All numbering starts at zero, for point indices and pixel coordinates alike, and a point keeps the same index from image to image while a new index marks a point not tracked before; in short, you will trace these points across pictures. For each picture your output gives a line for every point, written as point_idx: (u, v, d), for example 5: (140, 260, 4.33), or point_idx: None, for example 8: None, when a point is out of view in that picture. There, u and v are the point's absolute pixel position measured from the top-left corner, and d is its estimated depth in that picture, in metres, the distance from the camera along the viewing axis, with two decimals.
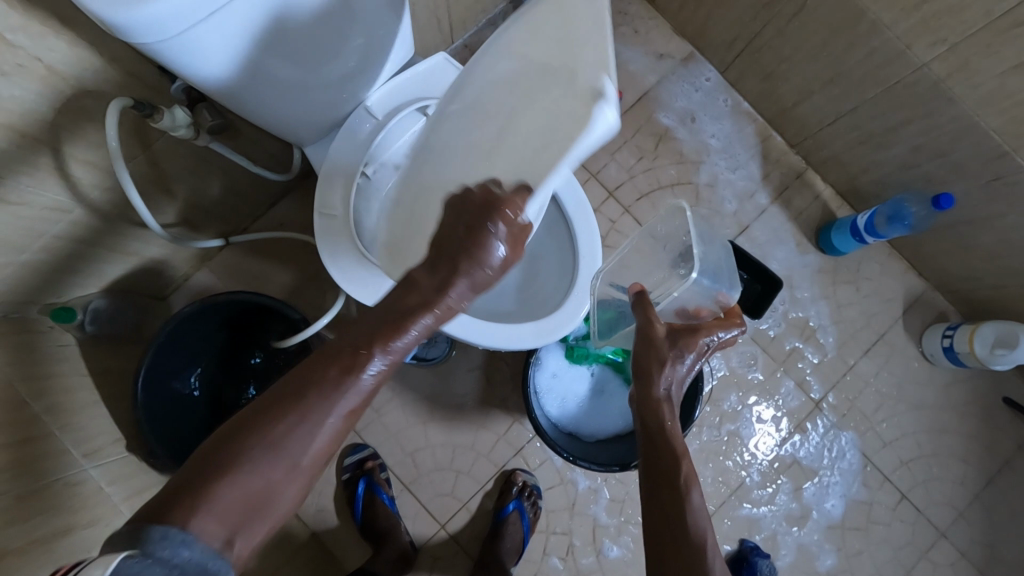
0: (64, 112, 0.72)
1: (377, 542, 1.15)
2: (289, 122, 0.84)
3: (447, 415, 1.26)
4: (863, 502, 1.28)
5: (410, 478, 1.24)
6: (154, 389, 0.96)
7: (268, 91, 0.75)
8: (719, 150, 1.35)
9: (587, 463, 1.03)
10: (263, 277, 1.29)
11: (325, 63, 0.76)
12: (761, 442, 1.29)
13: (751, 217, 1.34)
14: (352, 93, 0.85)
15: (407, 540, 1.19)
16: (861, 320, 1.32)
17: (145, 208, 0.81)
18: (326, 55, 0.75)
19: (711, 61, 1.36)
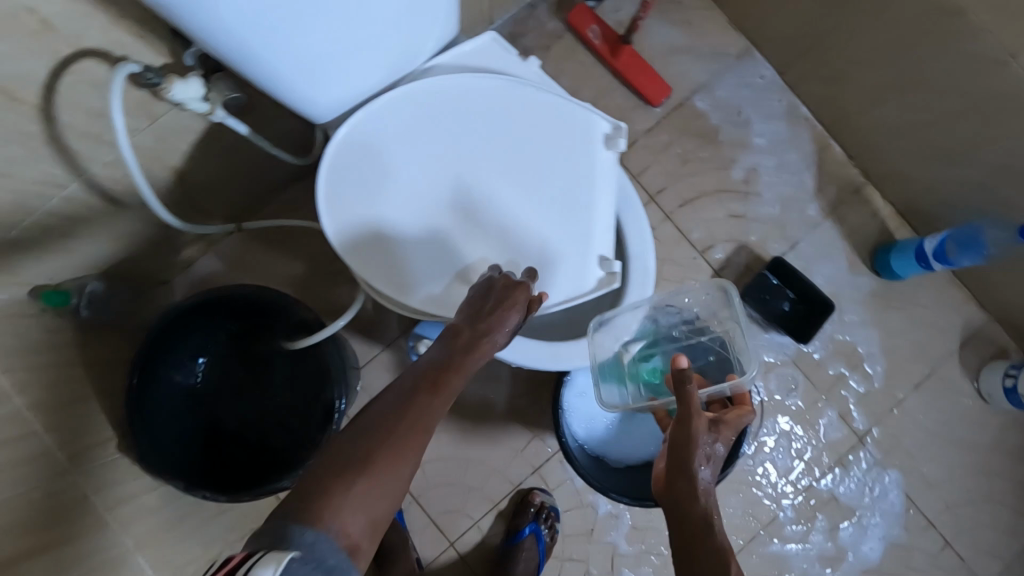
0: (62, 75, 0.63)
1: (382, 558, 1.08)
2: (319, 109, 0.74)
3: (462, 426, 1.17)
4: (902, 546, 1.19)
5: (419, 491, 1.16)
6: (149, 385, 0.87)
7: (299, 67, 0.66)
8: (771, 157, 1.25)
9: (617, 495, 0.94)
10: (273, 266, 1.20)
11: (365, 35, 0.67)
12: (797, 475, 1.20)
13: (802, 232, 1.24)
14: (392, 70, 0.75)
15: (417, 562, 1.11)
16: (913, 351, 1.22)
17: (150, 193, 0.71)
18: (366, 26, 0.66)
19: (770, 60, 1.25)
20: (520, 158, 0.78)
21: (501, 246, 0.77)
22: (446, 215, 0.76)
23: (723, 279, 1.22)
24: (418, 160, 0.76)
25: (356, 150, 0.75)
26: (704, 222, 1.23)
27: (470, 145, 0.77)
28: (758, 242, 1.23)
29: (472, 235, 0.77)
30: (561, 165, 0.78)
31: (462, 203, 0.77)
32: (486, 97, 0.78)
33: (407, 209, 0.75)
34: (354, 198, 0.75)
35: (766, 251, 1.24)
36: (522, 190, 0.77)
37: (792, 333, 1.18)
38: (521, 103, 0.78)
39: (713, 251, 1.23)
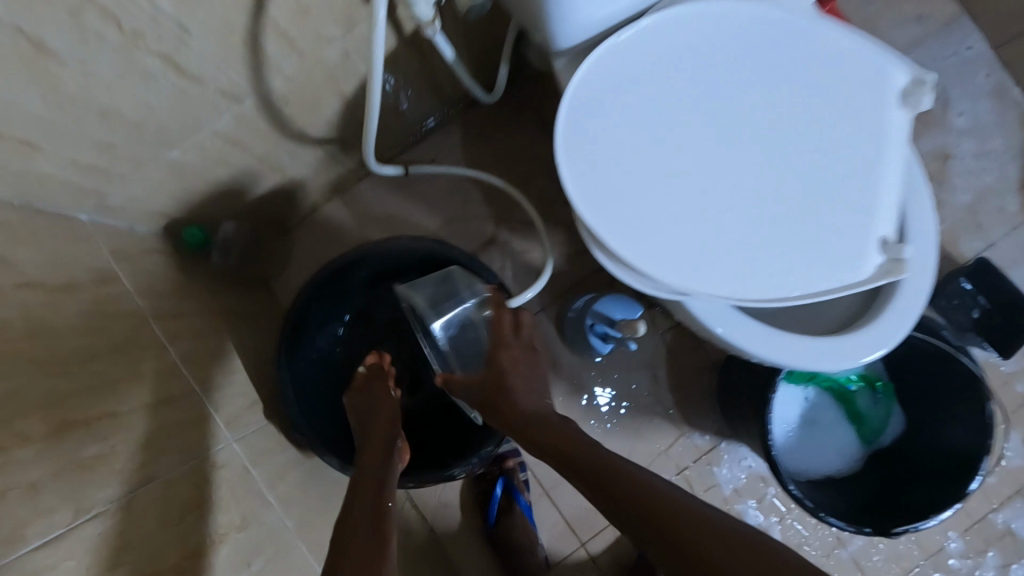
0: None
1: (509, 558, 0.99)
2: (562, 25, 0.62)
3: (602, 416, 1.05)
4: None
5: (551, 484, 1.04)
6: (301, 341, 0.80)
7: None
8: (973, 143, 1.09)
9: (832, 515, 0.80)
10: (405, 220, 1.06)
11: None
12: (971, 503, 1.06)
13: (1002, 231, 1.08)
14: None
15: (543, 559, 1.01)
16: None
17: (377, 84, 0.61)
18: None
19: (982, 31, 1.09)
20: (794, 115, 0.63)
21: (762, 220, 0.63)
22: (694, 173, 0.63)
23: None
24: (675, 104, 0.62)
25: (604, 84, 0.62)
26: None
27: (737, 92, 0.63)
28: (948, 239, 1.09)
29: (728, 202, 0.63)
30: (843, 129, 0.63)
31: (721, 163, 0.63)
32: (761, 36, 0.63)
33: (656, 163, 0.62)
34: (597, 144, 0.62)
35: (957, 250, 1.09)
36: (793, 154, 0.63)
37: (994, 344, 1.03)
38: (803, 47, 0.63)
39: None
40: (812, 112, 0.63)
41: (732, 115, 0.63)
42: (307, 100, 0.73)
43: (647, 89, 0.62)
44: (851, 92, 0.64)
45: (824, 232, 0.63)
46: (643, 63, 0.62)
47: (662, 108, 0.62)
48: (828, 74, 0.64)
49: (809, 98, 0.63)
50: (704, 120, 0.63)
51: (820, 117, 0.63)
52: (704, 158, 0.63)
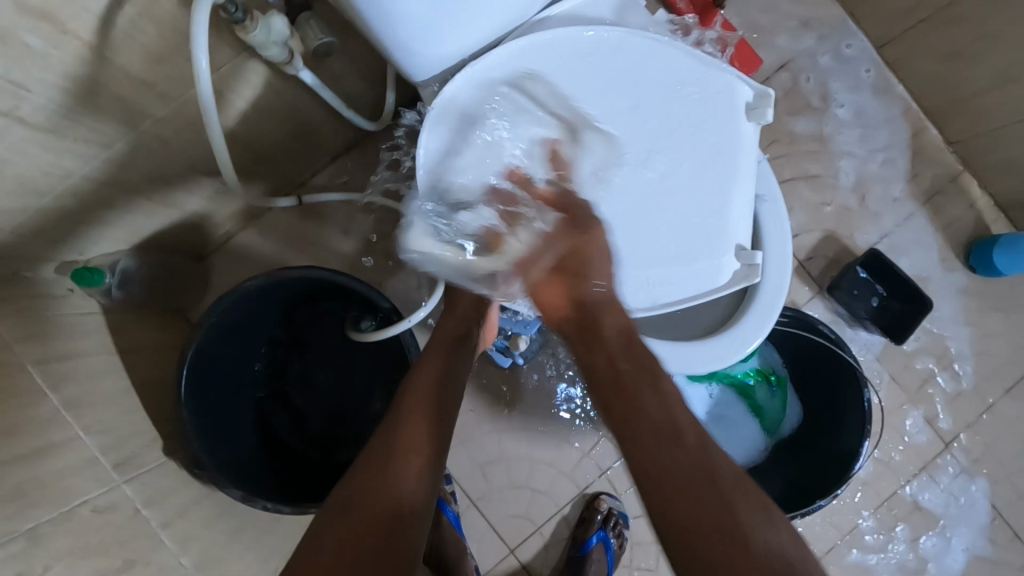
0: (124, 5, 0.51)
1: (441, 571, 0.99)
2: (429, 63, 0.63)
3: (525, 424, 1.08)
4: (989, 559, 1.11)
5: (479, 495, 1.06)
6: (206, 380, 0.75)
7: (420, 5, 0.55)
8: (866, 139, 1.14)
9: None
10: (318, 244, 1.06)
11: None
12: (882, 482, 1.11)
13: (895, 222, 1.14)
14: (518, 15, 0.63)
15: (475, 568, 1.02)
16: (1007, 354, 1.14)
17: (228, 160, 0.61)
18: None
19: (867, 33, 1.13)
20: (647, 135, 0.67)
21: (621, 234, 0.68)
22: (552, 199, 0.66)
23: (808, 272, 1.13)
24: (539, 130, 0.65)
25: (461, 118, 0.63)
26: (790, 209, 1.13)
27: (592, 115, 0.65)
28: (848, 233, 1.13)
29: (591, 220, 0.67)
30: (693, 142, 0.67)
31: (581, 182, 0.67)
32: (623, 58, 0.65)
33: (515, 193, 0.65)
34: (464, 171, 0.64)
35: (856, 243, 1.13)
36: (648, 171, 0.67)
37: (884, 331, 1.08)
38: (656, 69, 0.66)
39: (798, 241, 1.13)
40: (663, 132, 0.67)
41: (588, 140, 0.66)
42: (184, 140, 0.73)
43: (501, 122, 0.64)
44: (705, 110, 0.67)
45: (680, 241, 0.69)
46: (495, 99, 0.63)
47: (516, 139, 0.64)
48: (684, 95, 0.67)
49: (666, 119, 0.67)
50: (563, 148, 0.66)
51: (676, 136, 0.67)
52: (566, 179, 0.67)
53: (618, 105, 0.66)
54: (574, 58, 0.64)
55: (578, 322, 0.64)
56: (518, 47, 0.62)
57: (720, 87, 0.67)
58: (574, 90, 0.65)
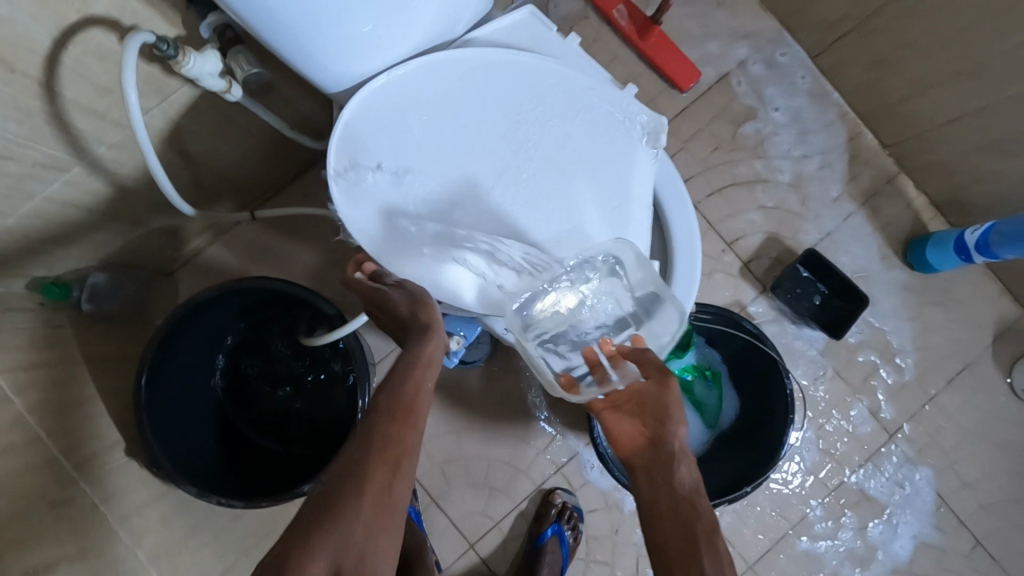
0: (68, 46, 0.57)
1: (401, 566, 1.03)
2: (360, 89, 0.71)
3: (482, 424, 1.13)
4: (935, 546, 1.15)
5: (439, 492, 1.11)
6: (161, 386, 0.80)
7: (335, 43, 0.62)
8: (804, 145, 1.19)
9: None
10: (281, 256, 1.11)
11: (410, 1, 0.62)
12: (829, 472, 1.15)
13: (834, 223, 1.19)
14: (430, 40, 0.69)
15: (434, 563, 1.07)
16: (947, 347, 1.18)
17: (170, 181, 0.67)
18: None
19: (802, 44, 1.19)
20: (547, 144, 0.72)
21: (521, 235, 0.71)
22: (455, 199, 0.70)
23: (752, 272, 1.18)
24: (449, 134, 0.70)
25: (377, 114, 0.69)
26: (733, 213, 1.18)
27: (497, 121, 0.71)
28: (789, 235, 1.18)
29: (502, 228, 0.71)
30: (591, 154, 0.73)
31: (494, 193, 0.71)
32: (529, 76, 0.72)
33: (419, 188, 0.70)
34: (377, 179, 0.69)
35: (797, 244, 1.18)
36: (550, 177, 0.72)
37: (824, 328, 1.14)
38: (560, 84, 0.73)
39: (742, 243, 1.18)
40: (564, 141, 0.73)
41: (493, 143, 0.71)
42: (140, 163, 0.79)
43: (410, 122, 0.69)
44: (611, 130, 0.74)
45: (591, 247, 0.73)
46: (408, 101, 0.69)
47: (423, 141, 0.70)
48: (586, 115, 0.73)
49: (569, 132, 0.73)
50: (468, 149, 0.71)
51: (582, 152, 0.73)
52: (476, 184, 0.71)
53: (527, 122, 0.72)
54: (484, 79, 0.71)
55: (648, 465, 0.63)
56: (426, 67, 0.69)
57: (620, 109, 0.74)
58: (485, 109, 0.71)
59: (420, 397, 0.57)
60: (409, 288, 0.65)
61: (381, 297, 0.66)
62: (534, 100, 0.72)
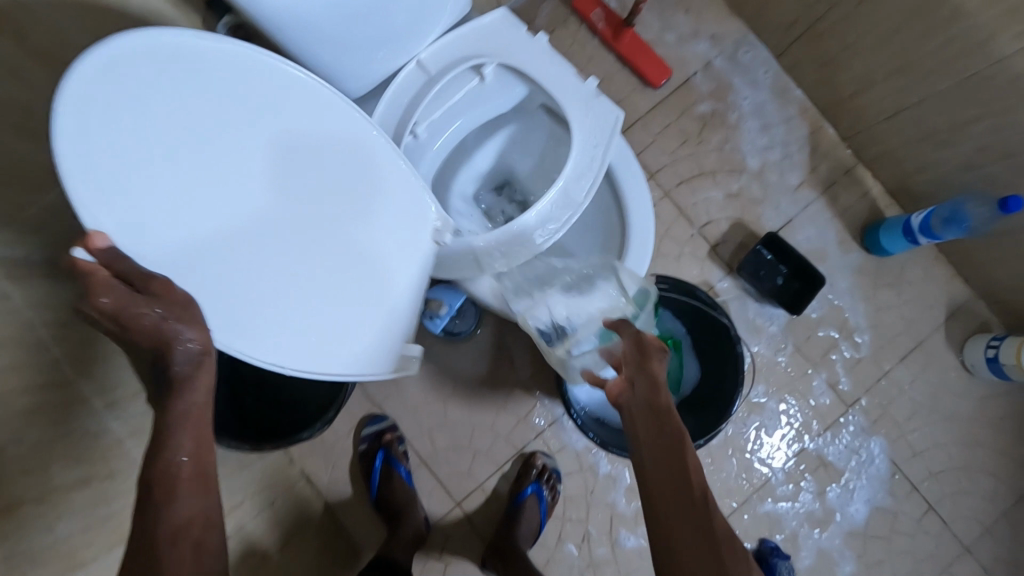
0: None
1: (392, 518, 1.13)
2: (358, 89, 0.83)
3: (469, 393, 1.23)
4: (888, 510, 1.24)
5: (428, 455, 1.22)
6: None
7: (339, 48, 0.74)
8: (767, 138, 1.29)
9: (617, 450, 1.00)
10: None
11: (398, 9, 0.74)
12: (789, 440, 1.25)
13: (796, 210, 1.29)
14: (414, 39, 0.80)
15: (423, 518, 1.17)
16: (900, 325, 1.28)
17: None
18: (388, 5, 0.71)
19: (765, 45, 1.29)
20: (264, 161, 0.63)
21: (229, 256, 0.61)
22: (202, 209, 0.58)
23: (719, 255, 1.28)
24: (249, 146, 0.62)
25: (132, 85, 0.53)
26: (701, 201, 1.28)
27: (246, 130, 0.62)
28: (754, 221, 1.28)
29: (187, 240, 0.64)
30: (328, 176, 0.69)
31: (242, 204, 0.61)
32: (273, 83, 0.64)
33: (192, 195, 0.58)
34: (143, 156, 0.54)
35: (761, 229, 1.28)
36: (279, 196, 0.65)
37: (785, 306, 1.23)
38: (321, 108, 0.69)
39: (710, 228, 1.28)
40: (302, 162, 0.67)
41: (225, 150, 0.60)
42: None
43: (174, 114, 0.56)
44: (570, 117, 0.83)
45: (327, 271, 0.69)
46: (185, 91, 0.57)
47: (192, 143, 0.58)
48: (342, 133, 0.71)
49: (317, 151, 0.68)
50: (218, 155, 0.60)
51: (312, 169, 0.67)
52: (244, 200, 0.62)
53: (281, 140, 0.65)
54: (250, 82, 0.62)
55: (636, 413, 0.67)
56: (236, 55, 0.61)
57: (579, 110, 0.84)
58: (240, 110, 0.61)
59: (202, 429, 0.56)
60: (171, 305, 0.52)
61: (140, 311, 0.50)
62: (272, 100, 0.64)
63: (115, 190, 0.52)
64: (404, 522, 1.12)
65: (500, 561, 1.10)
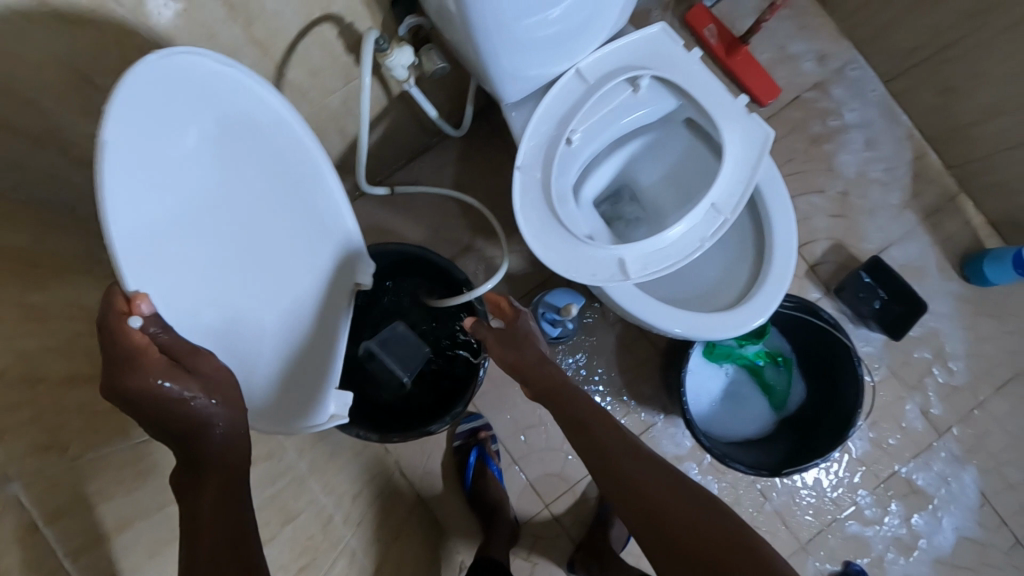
0: (305, 36, 0.71)
1: (486, 514, 1.15)
2: (519, 90, 0.84)
3: None
4: (977, 541, 1.23)
5: (520, 455, 1.23)
6: None
7: (522, 43, 0.74)
8: (873, 160, 1.29)
9: (735, 462, 0.98)
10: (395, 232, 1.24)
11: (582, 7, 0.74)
12: (879, 464, 1.25)
13: (898, 234, 1.28)
14: (578, 48, 0.82)
15: (513, 516, 1.19)
16: (998, 356, 1.27)
17: (364, 144, 0.83)
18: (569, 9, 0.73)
19: (876, 68, 1.29)
20: (238, 177, 0.58)
21: (214, 273, 0.55)
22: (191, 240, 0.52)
23: (817, 275, 1.28)
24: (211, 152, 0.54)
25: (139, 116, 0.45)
26: (804, 219, 1.28)
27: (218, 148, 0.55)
28: (855, 242, 1.28)
29: (224, 260, 0.56)
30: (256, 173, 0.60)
31: (210, 220, 0.54)
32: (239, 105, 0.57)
33: (188, 225, 0.52)
34: (158, 203, 0.48)
35: (862, 251, 1.28)
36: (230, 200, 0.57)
37: (885, 330, 1.22)
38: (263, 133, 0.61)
39: (810, 247, 1.28)
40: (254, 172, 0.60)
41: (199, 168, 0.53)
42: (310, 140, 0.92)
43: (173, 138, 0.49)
44: (723, 134, 0.85)
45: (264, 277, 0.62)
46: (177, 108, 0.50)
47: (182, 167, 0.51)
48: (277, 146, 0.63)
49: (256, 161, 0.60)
50: (196, 177, 0.53)
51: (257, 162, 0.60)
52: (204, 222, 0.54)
53: (245, 148, 0.58)
54: (216, 91, 0.54)
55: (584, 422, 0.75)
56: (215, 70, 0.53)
57: (730, 127, 0.85)
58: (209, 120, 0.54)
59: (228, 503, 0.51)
60: (222, 388, 0.50)
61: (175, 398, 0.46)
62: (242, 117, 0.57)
63: (132, 221, 0.44)
64: (498, 519, 1.15)
65: (597, 564, 1.11)
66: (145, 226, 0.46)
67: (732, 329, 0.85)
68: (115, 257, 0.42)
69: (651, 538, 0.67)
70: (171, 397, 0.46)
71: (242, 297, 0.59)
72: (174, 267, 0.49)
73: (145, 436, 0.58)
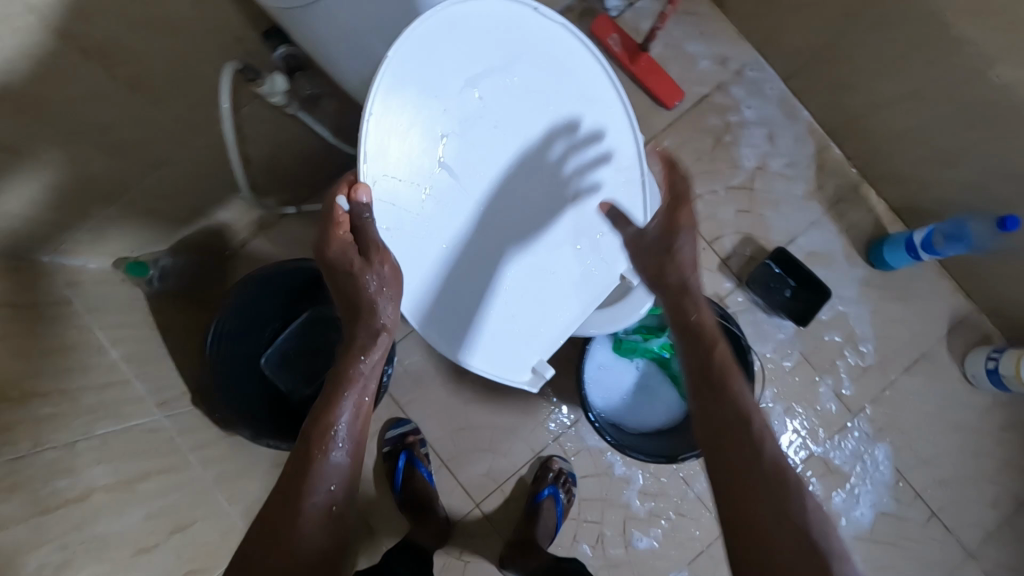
0: (178, 71, 0.75)
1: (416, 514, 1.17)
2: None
3: (489, 397, 1.28)
4: (894, 516, 1.28)
5: (449, 457, 1.27)
6: (225, 345, 0.98)
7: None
8: (777, 155, 1.35)
9: (633, 451, 1.04)
10: None
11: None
12: (796, 447, 1.29)
13: (804, 224, 1.34)
14: None
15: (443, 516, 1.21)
16: (905, 337, 1.32)
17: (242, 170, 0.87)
18: None
19: (775, 68, 1.35)
20: (527, 113, 0.77)
21: (462, 197, 0.75)
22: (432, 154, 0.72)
23: (728, 268, 1.33)
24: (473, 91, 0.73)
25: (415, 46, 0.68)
26: (714, 215, 1.34)
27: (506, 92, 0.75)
28: (764, 235, 1.33)
29: (460, 190, 0.75)
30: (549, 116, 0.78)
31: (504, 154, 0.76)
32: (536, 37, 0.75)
33: (419, 147, 0.71)
34: (431, 123, 0.71)
35: (771, 243, 1.33)
36: (508, 131, 0.76)
37: (793, 318, 1.28)
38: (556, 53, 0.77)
39: (721, 242, 1.33)
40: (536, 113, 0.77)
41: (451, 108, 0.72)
42: (211, 165, 0.96)
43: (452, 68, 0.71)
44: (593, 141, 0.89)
45: (517, 228, 0.80)
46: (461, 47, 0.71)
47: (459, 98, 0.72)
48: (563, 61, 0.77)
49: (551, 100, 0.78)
50: (469, 118, 0.73)
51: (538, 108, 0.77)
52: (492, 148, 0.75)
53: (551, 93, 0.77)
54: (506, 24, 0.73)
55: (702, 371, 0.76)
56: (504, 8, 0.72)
57: None
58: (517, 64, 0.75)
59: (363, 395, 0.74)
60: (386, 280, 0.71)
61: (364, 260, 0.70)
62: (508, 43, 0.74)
63: (387, 141, 0.69)
64: (427, 518, 1.17)
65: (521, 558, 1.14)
66: (393, 151, 0.69)
67: (614, 324, 0.89)
68: (361, 173, 0.69)
69: (728, 485, 0.69)
70: (352, 270, 0.71)
71: (444, 215, 0.75)
72: (421, 158, 0.71)
73: (22, 454, 0.62)
